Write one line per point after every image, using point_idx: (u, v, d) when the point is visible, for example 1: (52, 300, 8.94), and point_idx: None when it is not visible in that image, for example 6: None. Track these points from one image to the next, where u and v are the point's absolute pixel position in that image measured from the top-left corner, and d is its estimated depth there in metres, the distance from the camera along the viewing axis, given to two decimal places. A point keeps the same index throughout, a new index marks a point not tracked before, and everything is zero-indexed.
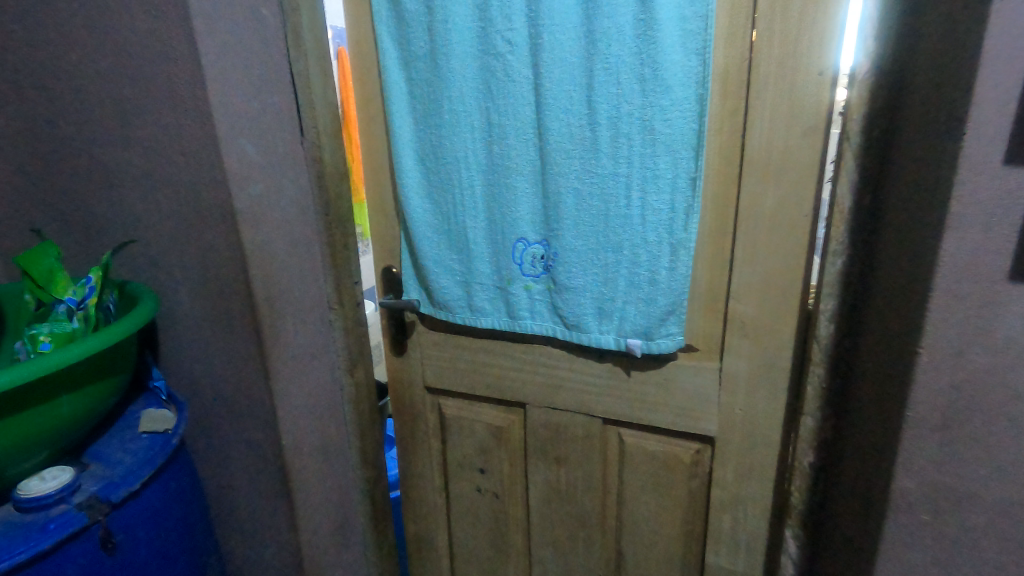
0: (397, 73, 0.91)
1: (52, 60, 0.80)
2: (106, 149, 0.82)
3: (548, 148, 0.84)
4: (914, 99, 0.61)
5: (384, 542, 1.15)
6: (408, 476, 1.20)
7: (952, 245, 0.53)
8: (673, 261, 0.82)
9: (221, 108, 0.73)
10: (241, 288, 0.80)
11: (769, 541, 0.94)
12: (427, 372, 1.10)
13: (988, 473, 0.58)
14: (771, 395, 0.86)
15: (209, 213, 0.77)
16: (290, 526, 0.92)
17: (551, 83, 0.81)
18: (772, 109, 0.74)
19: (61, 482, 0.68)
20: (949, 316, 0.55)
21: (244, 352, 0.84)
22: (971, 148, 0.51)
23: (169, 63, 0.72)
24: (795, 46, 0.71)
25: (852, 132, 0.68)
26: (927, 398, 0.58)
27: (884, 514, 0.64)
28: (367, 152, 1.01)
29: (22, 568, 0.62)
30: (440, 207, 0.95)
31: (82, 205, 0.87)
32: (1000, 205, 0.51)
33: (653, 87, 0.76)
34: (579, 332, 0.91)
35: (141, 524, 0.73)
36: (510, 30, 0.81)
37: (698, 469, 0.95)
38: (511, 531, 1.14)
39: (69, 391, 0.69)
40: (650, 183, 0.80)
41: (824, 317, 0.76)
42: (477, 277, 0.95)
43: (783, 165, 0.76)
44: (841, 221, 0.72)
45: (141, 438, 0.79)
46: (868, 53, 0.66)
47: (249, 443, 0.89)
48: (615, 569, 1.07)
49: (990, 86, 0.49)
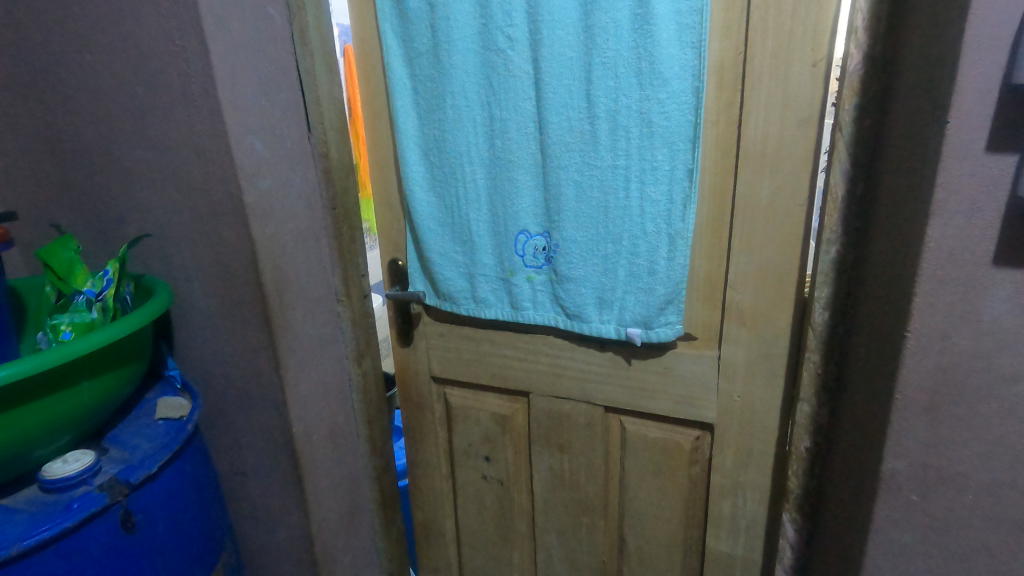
0: (400, 69, 0.93)
1: (68, 61, 0.83)
2: (121, 147, 0.85)
3: (548, 141, 0.86)
4: (902, 89, 0.62)
5: (392, 528, 1.17)
6: (415, 464, 1.23)
7: (937, 231, 0.55)
8: (671, 251, 0.84)
9: (231, 105, 0.76)
10: (252, 280, 0.82)
11: (768, 526, 0.95)
12: (433, 362, 1.13)
13: (977, 455, 0.59)
14: (768, 383, 0.88)
15: (220, 208, 0.80)
16: (301, 509, 0.95)
17: (550, 78, 0.83)
18: (767, 101, 0.76)
19: (83, 464, 0.71)
20: (935, 300, 0.56)
21: (255, 342, 0.86)
22: (955, 136, 0.52)
23: (181, 62, 0.75)
24: (789, 37, 0.73)
25: (844, 121, 0.70)
26: (915, 381, 0.59)
27: (874, 496, 0.65)
28: (373, 147, 1.03)
29: (49, 544, 0.66)
30: (444, 201, 0.97)
31: (99, 201, 0.90)
32: (983, 191, 0.52)
33: (651, 80, 0.77)
34: (581, 322, 0.93)
35: (158, 505, 0.77)
36: (510, 26, 0.83)
37: (698, 456, 0.97)
38: (516, 517, 1.17)
39: (90, 377, 0.72)
40: (648, 174, 0.81)
41: (819, 304, 0.77)
42: (480, 268, 0.98)
43: (777, 157, 0.77)
44: (835, 210, 0.73)
45: (158, 424, 0.83)
46: (858, 44, 0.67)
47: (261, 429, 0.92)
48: (618, 554, 1.09)
49: (972, 76, 0.50)
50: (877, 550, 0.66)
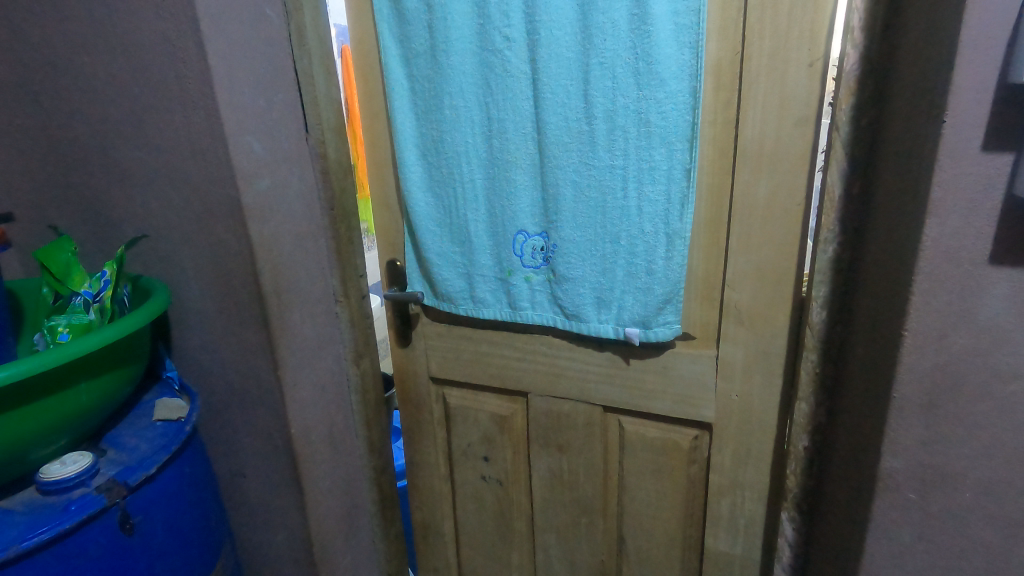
0: (398, 69, 0.93)
1: (65, 62, 0.83)
2: (119, 148, 0.84)
3: (546, 141, 0.86)
4: (899, 89, 0.62)
5: (391, 529, 1.17)
6: (414, 465, 1.23)
7: (934, 230, 0.55)
8: (669, 251, 0.84)
9: (229, 106, 0.76)
10: (250, 280, 0.82)
11: (766, 525, 0.96)
12: (431, 363, 1.13)
13: (974, 452, 0.60)
14: (767, 382, 0.88)
15: (218, 208, 0.80)
16: (299, 510, 0.95)
17: (548, 78, 0.83)
18: (764, 101, 0.76)
19: (81, 466, 0.71)
20: (932, 299, 0.57)
21: (254, 343, 0.86)
22: (951, 135, 0.52)
23: (178, 63, 0.75)
24: (786, 37, 0.73)
25: (841, 121, 0.70)
26: (912, 380, 0.59)
27: (872, 494, 0.65)
28: (371, 148, 1.03)
29: (47, 546, 0.66)
30: (442, 201, 0.97)
31: (96, 202, 0.90)
32: (979, 190, 0.52)
33: (648, 80, 0.77)
34: (579, 322, 0.93)
35: (157, 506, 0.76)
36: (508, 26, 0.83)
37: (697, 455, 0.97)
38: (515, 517, 1.17)
39: (87, 379, 0.72)
40: (646, 174, 0.81)
41: (817, 303, 0.77)
42: (479, 269, 0.98)
43: (775, 156, 0.77)
44: (832, 209, 0.73)
45: (156, 426, 0.83)
46: (855, 43, 0.67)
47: (259, 430, 0.92)
48: (617, 553, 1.10)
49: (968, 76, 0.51)
50: (876, 548, 0.67)
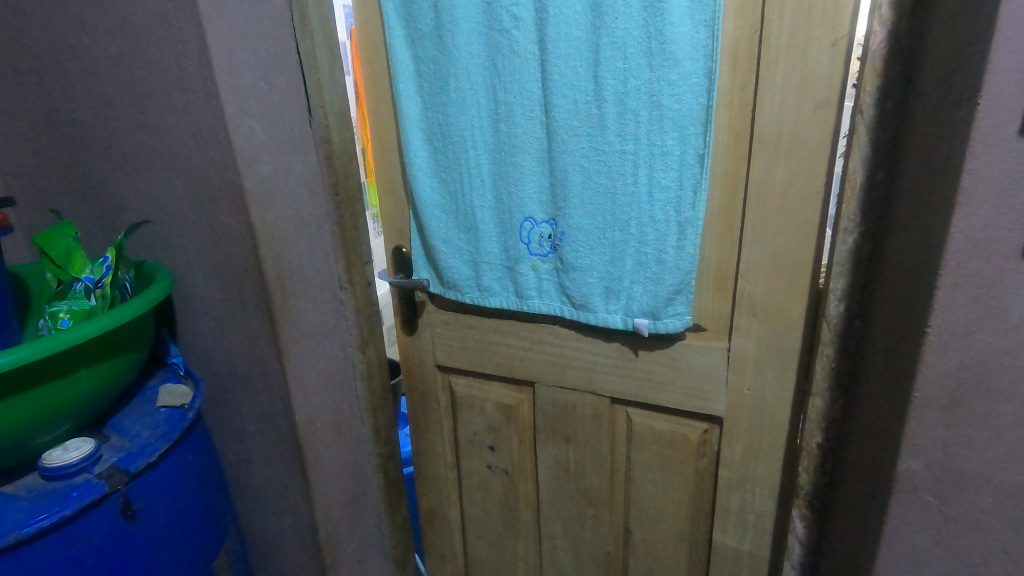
0: (403, 50, 0.90)
1: (64, 44, 0.81)
2: (120, 131, 0.83)
3: (553, 124, 0.83)
4: (929, 70, 0.58)
5: (397, 515, 1.17)
6: (420, 452, 1.22)
7: (963, 221, 0.52)
8: (681, 240, 0.81)
9: (229, 89, 0.74)
10: (252, 267, 0.81)
11: (776, 522, 0.93)
12: (437, 350, 1.11)
13: (1000, 456, 0.57)
14: (780, 376, 0.85)
15: (220, 194, 0.79)
16: (304, 497, 0.94)
17: (557, 58, 0.79)
18: (783, 84, 0.72)
19: (83, 452, 0.71)
20: (959, 295, 0.53)
21: (257, 331, 0.85)
22: (985, 119, 0.49)
23: (178, 44, 0.73)
24: (809, 15, 0.69)
25: (866, 103, 0.66)
26: (934, 379, 0.57)
27: (888, 495, 0.63)
28: (376, 132, 1.01)
29: (48, 532, 0.65)
30: (448, 188, 0.95)
31: (99, 187, 0.89)
32: (1015, 178, 0.49)
33: (661, 61, 0.74)
34: (587, 312, 0.91)
35: (159, 492, 0.76)
36: (515, 5, 0.80)
37: (706, 449, 0.95)
38: (520, 506, 1.16)
39: (88, 365, 0.71)
40: (658, 160, 0.78)
41: (835, 296, 0.74)
42: (485, 256, 0.95)
43: (794, 141, 0.74)
44: (853, 198, 0.70)
45: (159, 412, 0.82)
46: (882, 20, 0.63)
47: (263, 417, 0.92)
48: (623, 546, 1.08)
49: (1007, 55, 0.47)
50: (890, 550, 0.64)
